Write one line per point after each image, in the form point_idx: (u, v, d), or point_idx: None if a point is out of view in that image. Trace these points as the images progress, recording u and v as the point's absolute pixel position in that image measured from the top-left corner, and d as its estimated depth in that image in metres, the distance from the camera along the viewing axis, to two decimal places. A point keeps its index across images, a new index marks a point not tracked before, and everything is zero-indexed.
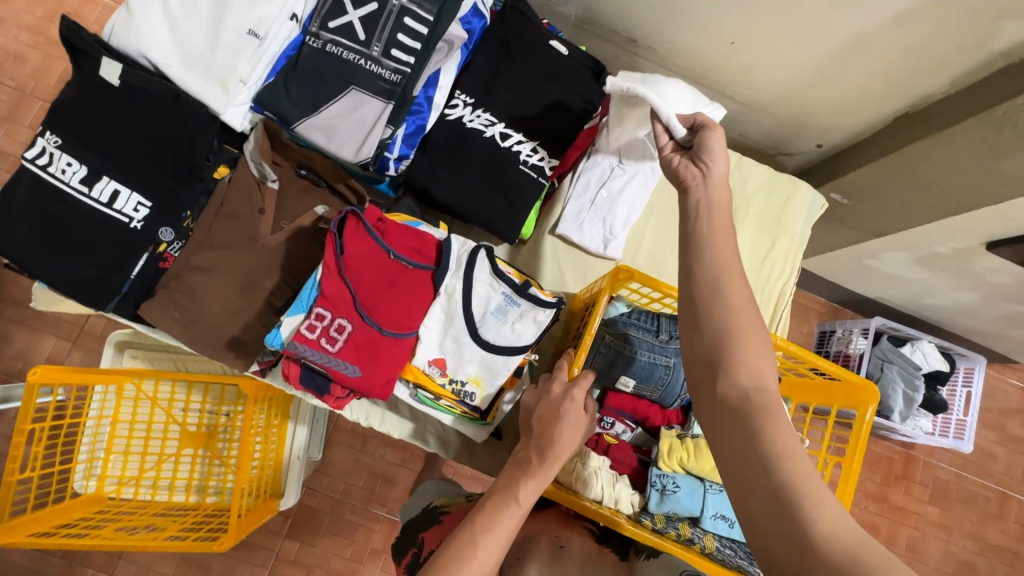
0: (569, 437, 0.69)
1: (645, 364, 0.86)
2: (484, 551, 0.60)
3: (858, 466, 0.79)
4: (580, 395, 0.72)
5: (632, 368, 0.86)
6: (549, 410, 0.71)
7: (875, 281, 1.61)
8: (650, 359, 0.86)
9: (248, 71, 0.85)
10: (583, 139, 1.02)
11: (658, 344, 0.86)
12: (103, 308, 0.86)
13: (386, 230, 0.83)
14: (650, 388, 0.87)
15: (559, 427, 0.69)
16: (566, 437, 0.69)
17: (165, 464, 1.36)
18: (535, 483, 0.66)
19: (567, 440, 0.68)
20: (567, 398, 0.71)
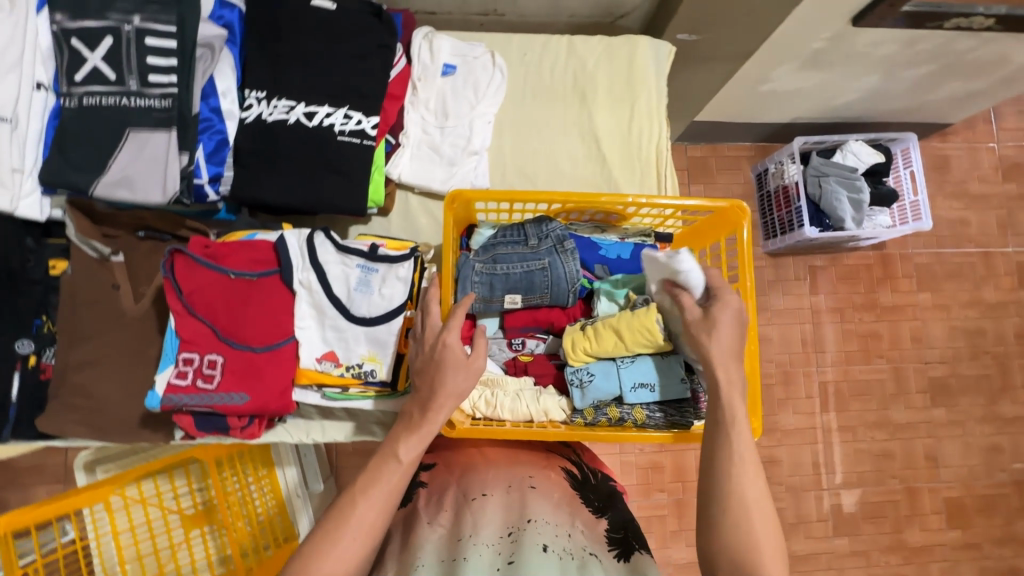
0: (447, 384, 0.68)
1: (522, 275, 0.83)
2: (365, 508, 0.62)
3: (750, 285, 0.80)
4: (452, 335, 0.70)
5: (513, 282, 0.83)
6: (426, 361, 0.70)
7: (780, 106, 1.56)
8: (526, 267, 0.83)
9: (17, 158, 0.82)
10: (398, 88, 0.99)
11: (529, 250, 0.84)
12: (0, 438, 0.86)
13: (218, 253, 0.81)
14: (537, 296, 0.85)
15: (433, 378, 0.68)
16: (444, 386, 0.68)
17: (180, 552, 1.38)
18: (416, 437, 0.67)
19: (447, 389, 0.68)
20: (438, 342, 0.70)
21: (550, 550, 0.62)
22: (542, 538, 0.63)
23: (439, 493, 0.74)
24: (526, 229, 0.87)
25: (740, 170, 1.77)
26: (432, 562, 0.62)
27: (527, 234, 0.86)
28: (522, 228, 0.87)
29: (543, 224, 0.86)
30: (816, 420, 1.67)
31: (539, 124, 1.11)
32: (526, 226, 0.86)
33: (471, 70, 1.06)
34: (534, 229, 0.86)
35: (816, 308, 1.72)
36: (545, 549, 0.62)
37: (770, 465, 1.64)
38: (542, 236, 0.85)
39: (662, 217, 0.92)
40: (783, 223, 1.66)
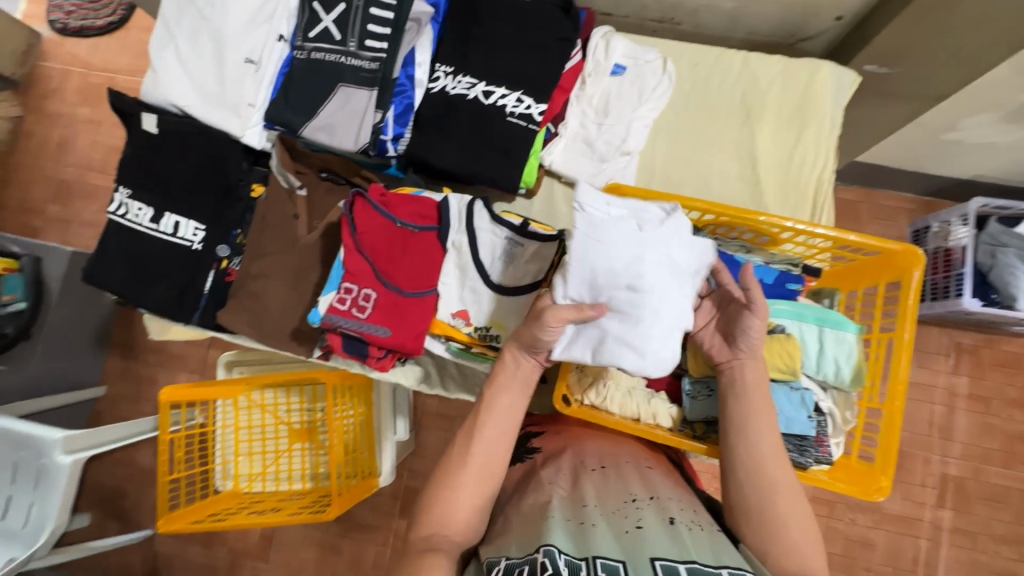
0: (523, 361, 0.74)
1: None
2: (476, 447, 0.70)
3: (909, 338, 0.74)
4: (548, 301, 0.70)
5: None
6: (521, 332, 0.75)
7: (963, 159, 1.40)
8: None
9: (254, 95, 0.98)
10: (568, 80, 1.05)
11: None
12: (188, 321, 1.03)
13: (391, 202, 0.91)
14: None
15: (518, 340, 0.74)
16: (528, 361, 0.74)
17: (281, 459, 1.56)
18: (514, 385, 0.74)
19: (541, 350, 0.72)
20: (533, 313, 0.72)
21: (679, 521, 0.61)
22: (669, 511, 0.63)
23: (553, 461, 0.77)
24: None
25: (895, 223, 1.60)
26: (562, 520, 0.62)
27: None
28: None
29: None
30: (927, 513, 1.49)
31: (695, 135, 1.10)
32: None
33: (640, 73, 1.08)
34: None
35: (954, 391, 1.53)
36: (672, 520, 0.62)
37: (859, 546, 1.49)
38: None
39: (815, 249, 0.89)
40: (936, 288, 1.49)
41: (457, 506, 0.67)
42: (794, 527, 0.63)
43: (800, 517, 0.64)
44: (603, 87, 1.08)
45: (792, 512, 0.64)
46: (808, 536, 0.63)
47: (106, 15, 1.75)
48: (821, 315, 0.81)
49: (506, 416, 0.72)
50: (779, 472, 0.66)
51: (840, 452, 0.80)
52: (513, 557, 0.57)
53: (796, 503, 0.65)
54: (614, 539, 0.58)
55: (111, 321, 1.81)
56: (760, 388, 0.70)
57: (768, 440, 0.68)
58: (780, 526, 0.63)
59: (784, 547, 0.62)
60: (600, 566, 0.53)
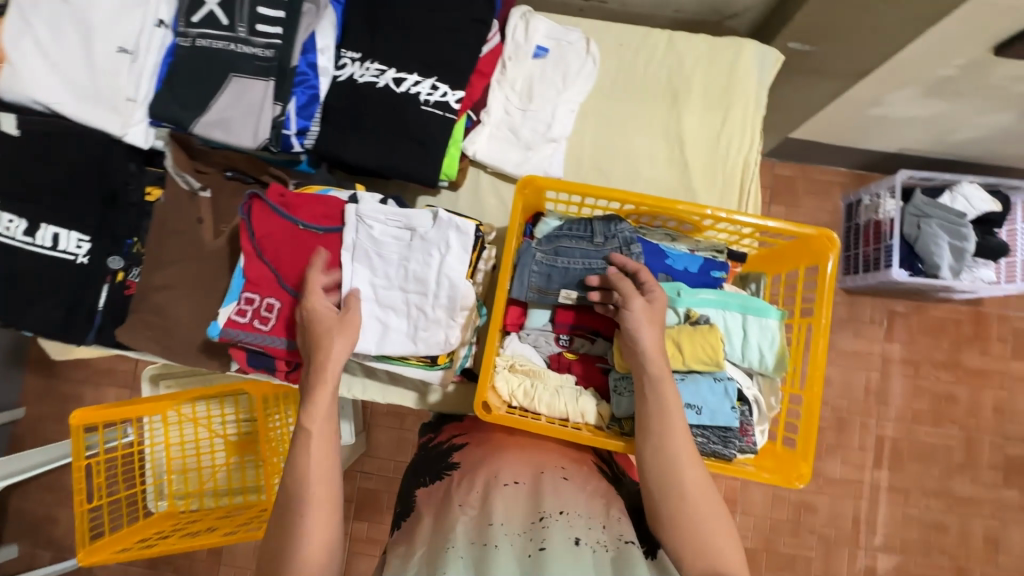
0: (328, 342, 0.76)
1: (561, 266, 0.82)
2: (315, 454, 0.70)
3: (825, 322, 0.74)
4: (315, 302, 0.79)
5: (555, 277, 0.82)
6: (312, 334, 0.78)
7: (889, 133, 1.42)
8: (568, 262, 0.82)
9: (133, 89, 0.88)
10: (486, 65, 0.99)
11: (576, 249, 0.83)
12: (84, 342, 0.94)
13: (291, 203, 0.84)
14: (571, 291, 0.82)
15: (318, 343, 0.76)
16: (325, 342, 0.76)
17: (219, 473, 1.48)
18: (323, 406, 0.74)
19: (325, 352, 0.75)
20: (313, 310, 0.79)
21: (584, 543, 0.60)
22: (576, 530, 0.61)
23: (470, 476, 0.73)
24: (584, 227, 0.84)
25: (829, 197, 1.63)
26: (464, 545, 0.60)
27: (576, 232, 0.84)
28: (580, 227, 0.85)
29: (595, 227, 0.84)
30: (865, 475, 1.56)
31: (622, 118, 1.07)
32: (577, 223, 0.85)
33: (563, 56, 1.03)
34: (587, 228, 0.84)
35: (888, 357, 1.58)
36: (578, 541, 0.60)
37: (805, 511, 1.55)
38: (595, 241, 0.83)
39: (739, 235, 0.87)
40: (868, 260, 1.51)
41: (313, 531, 0.66)
42: (708, 526, 0.62)
43: (715, 517, 0.63)
44: (525, 70, 1.03)
45: (705, 514, 0.63)
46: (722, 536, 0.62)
47: None
48: (744, 302, 0.80)
49: (323, 427, 0.71)
50: (691, 472, 0.65)
51: (765, 439, 0.80)
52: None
53: (709, 501, 0.64)
54: (514, 565, 0.57)
55: (23, 339, 1.67)
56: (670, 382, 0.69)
57: (677, 443, 0.66)
58: (695, 527, 0.62)
59: (699, 548, 0.61)
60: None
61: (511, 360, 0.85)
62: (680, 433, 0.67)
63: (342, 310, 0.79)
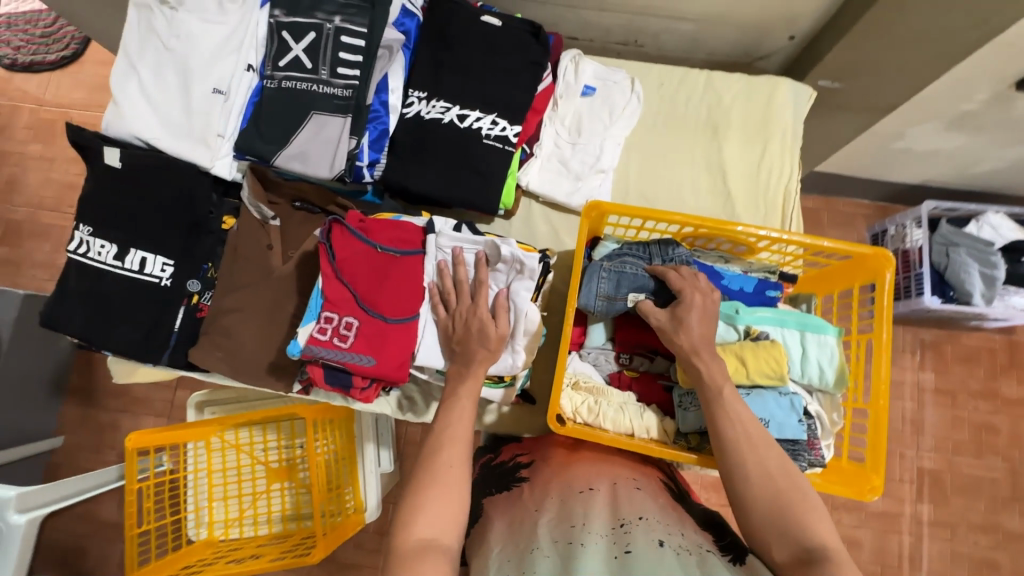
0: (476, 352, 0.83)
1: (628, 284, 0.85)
2: (451, 448, 0.72)
3: (887, 337, 0.76)
4: (481, 310, 0.86)
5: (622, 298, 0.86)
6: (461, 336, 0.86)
7: (913, 166, 1.48)
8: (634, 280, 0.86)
9: (223, 126, 0.97)
10: (541, 102, 1.06)
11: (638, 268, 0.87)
12: (157, 362, 0.98)
13: (369, 228, 0.91)
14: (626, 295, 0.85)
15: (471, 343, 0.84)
16: (476, 353, 0.83)
17: (259, 501, 1.48)
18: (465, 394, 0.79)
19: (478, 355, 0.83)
20: (472, 315, 0.86)
21: (667, 546, 0.61)
22: (658, 534, 0.63)
23: (541, 489, 0.76)
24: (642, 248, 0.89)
25: (854, 228, 1.67)
26: (548, 545, 0.63)
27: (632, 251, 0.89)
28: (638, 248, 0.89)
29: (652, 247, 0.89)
30: (908, 508, 1.52)
31: (665, 150, 1.13)
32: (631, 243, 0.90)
33: (610, 93, 1.10)
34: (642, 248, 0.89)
35: (922, 386, 1.58)
36: (661, 544, 0.61)
37: (848, 546, 1.50)
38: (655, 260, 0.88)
39: (790, 256, 0.91)
40: (899, 288, 1.54)
41: (435, 513, 0.66)
42: (788, 502, 0.65)
43: (799, 498, 0.65)
44: (575, 105, 1.10)
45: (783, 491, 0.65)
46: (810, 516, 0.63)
47: (58, 50, 1.71)
48: (802, 320, 0.83)
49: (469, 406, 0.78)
50: (767, 456, 0.68)
51: (831, 454, 0.81)
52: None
53: (790, 485, 0.66)
54: (600, 561, 0.59)
55: (67, 366, 1.71)
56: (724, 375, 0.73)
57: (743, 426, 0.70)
58: (783, 509, 0.64)
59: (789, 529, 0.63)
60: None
61: (575, 378, 0.88)
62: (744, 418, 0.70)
63: (494, 316, 0.86)
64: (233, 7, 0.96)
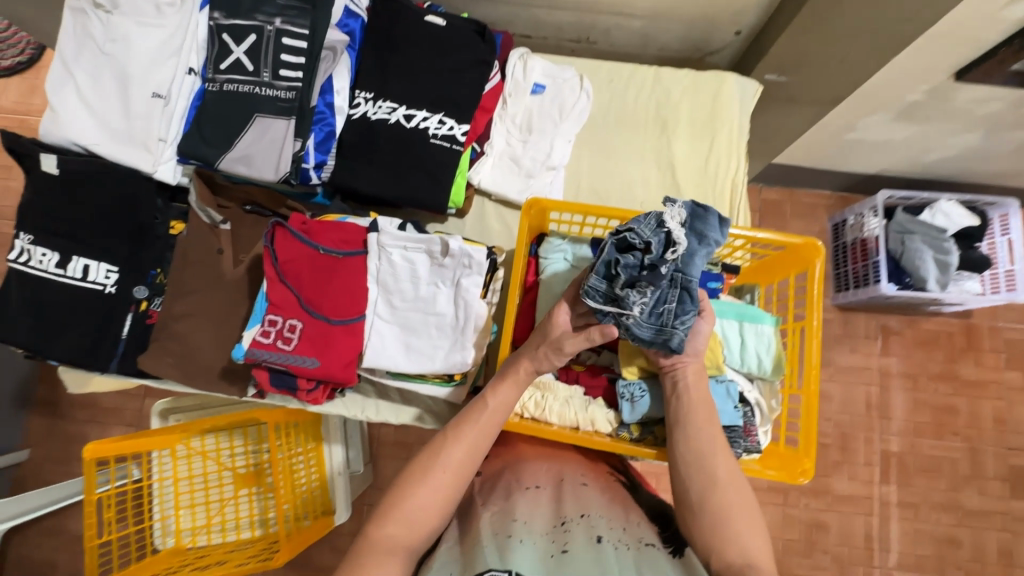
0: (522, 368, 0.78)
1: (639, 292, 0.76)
2: (455, 449, 0.71)
3: (817, 324, 0.80)
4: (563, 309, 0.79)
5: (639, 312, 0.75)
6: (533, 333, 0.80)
7: (868, 156, 1.50)
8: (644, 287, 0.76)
9: (164, 130, 0.96)
10: (489, 101, 1.07)
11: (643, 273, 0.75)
12: (106, 370, 0.97)
13: (312, 230, 0.91)
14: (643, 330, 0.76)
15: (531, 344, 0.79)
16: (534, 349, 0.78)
17: (228, 507, 1.46)
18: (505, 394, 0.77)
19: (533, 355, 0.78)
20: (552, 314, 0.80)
21: (605, 540, 0.62)
22: (597, 530, 0.64)
23: (491, 483, 0.78)
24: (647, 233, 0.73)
25: (816, 218, 1.70)
26: (488, 538, 0.63)
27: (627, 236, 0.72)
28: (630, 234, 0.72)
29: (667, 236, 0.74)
30: (874, 491, 1.56)
31: (616, 146, 1.15)
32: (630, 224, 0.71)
33: (559, 91, 1.11)
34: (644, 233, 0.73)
35: (885, 371, 1.62)
36: (599, 539, 0.63)
37: (817, 530, 1.54)
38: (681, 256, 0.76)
39: (732, 247, 0.93)
40: (857, 277, 1.57)
41: (414, 512, 0.66)
42: (741, 507, 0.67)
43: (742, 507, 0.67)
44: (524, 101, 1.10)
45: (734, 502, 0.67)
46: (749, 524, 0.65)
47: (13, 55, 1.67)
48: (740, 310, 0.86)
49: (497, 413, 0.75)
50: (722, 464, 0.70)
51: (768, 439, 0.84)
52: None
53: (737, 494, 0.68)
54: (538, 562, 0.60)
55: (29, 378, 1.67)
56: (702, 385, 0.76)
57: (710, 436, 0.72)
58: (721, 514, 0.66)
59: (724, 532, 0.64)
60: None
61: None
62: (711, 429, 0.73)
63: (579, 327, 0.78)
64: (172, 11, 0.95)
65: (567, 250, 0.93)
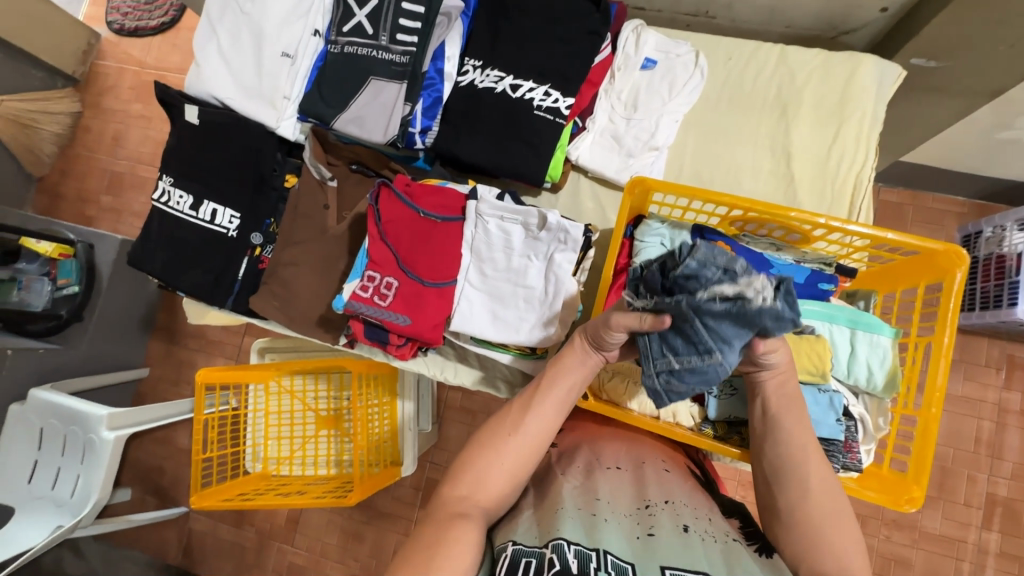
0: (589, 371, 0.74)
1: (685, 371, 0.67)
2: (530, 421, 0.70)
3: (948, 342, 0.72)
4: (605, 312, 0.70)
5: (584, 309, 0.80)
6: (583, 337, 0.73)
7: (1022, 161, 1.30)
8: (685, 364, 0.66)
9: (288, 88, 1.02)
10: (597, 74, 1.04)
11: (710, 362, 0.64)
12: (223, 305, 1.07)
13: (414, 192, 0.95)
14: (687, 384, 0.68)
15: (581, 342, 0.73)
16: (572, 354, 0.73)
17: (308, 445, 1.59)
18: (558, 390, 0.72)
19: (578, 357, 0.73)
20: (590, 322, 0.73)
21: (693, 531, 0.62)
22: (684, 519, 0.63)
23: (569, 455, 0.78)
24: (725, 308, 0.60)
25: (943, 227, 1.50)
26: (572, 509, 0.64)
27: (769, 334, 0.62)
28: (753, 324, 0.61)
29: (684, 298, 0.62)
30: (971, 535, 1.40)
31: (727, 130, 1.08)
32: (765, 309, 0.59)
33: (671, 67, 1.05)
34: (750, 324, 0.60)
35: (1005, 407, 1.43)
36: (687, 528, 0.62)
37: (893, 564, 1.41)
38: (658, 304, 0.65)
39: (850, 248, 0.86)
40: (986, 297, 1.37)
41: (488, 476, 0.67)
42: (839, 521, 0.62)
43: (841, 517, 0.62)
44: (633, 74, 1.06)
45: (831, 514, 0.62)
46: (844, 537, 0.61)
47: (160, 16, 1.84)
48: (854, 317, 0.78)
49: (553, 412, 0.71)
50: (813, 472, 0.64)
51: (870, 460, 0.78)
52: (521, 544, 0.59)
53: (832, 506, 0.63)
54: (624, 541, 0.60)
55: (154, 306, 1.89)
56: (789, 391, 0.68)
57: (803, 442, 0.66)
58: (813, 527, 0.62)
59: (817, 545, 0.60)
60: (610, 563, 0.55)
61: None
62: (804, 435, 0.66)
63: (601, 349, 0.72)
64: None
65: (665, 236, 0.88)
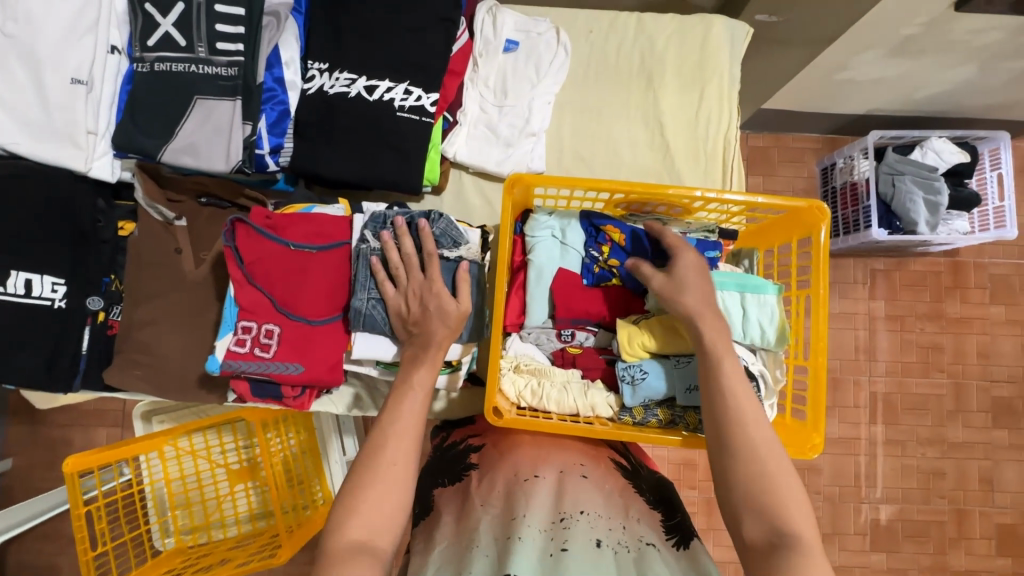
0: (435, 332, 0.76)
1: None
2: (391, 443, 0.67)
3: (823, 292, 0.77)
4: None
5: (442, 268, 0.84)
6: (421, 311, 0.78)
7: (860, 96, 1.42)
8: None
9: (92, 122, 0.85)
10: (458, 63, 0.96)
11: None
12: (70, 389, 0.90)
13: (277, 224, 0.84)
14: None
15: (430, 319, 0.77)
16: (435, 333, 0.76)
17: (225, 504, 1.43)
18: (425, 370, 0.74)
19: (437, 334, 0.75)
20: (427, 292, 0.78)
21: (605, 544, 0.61)
22: (598, 532, 0.63)
23: (489, 476, 0.75)
24: None
25: (804, 163, 1.62)
26: (488, 543, 0.61)
27: None
28: None
29: None
30: (863, 431, 1.58)
31: (600, 106, 1.06)
32: None
33: (534, 47, 1.01)
34: None
35: (874, 315, 1.61)
36: (599, 542, 0.61)
37: (808, 473, 1.57)
38: None
39: (728, 213, 0.88)
40: (848, 223, 1.51)
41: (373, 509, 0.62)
42: (782, 478, 0.62)
43: (780, 475, 0.62)
44: (497, 57, 1.00)
45: (772, 470, 0.62)
46: (786, 492, 0.61)
47: None
48: (740, 281, 0.82)
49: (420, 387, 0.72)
50: (754, 429, 0.65)
51: (774, 412, 0.83)
52: None
53: (774, 462, 0.63)
54: (537, 560, 0.58)
55: None
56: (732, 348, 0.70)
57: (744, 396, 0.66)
58: (756, 485, 0.61)
59: (757, 505, 0.61)
60: None
61: (515, 361, 0.85)
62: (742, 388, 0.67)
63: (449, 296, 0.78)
64: None
65: (555, 227, 0.87)
